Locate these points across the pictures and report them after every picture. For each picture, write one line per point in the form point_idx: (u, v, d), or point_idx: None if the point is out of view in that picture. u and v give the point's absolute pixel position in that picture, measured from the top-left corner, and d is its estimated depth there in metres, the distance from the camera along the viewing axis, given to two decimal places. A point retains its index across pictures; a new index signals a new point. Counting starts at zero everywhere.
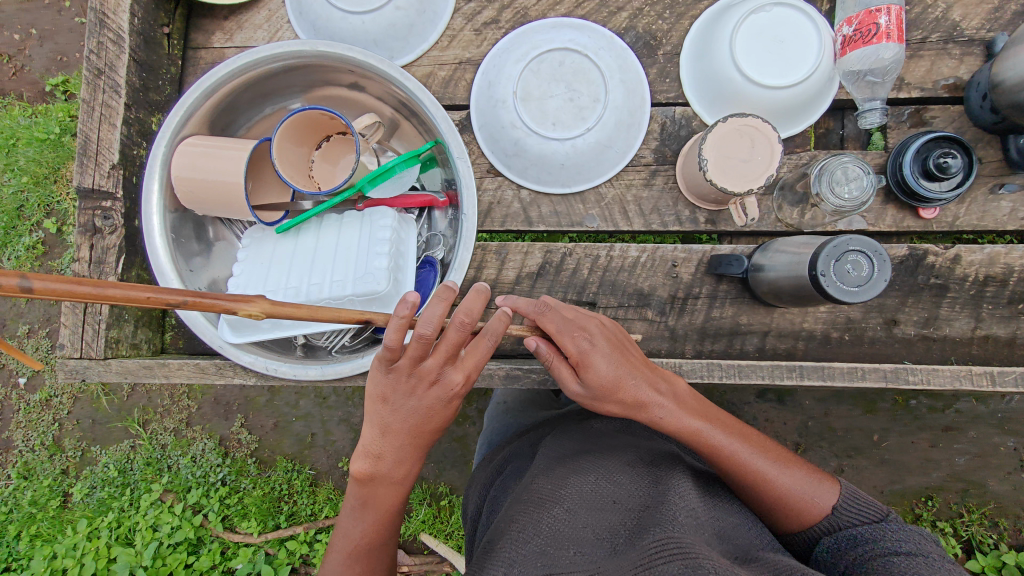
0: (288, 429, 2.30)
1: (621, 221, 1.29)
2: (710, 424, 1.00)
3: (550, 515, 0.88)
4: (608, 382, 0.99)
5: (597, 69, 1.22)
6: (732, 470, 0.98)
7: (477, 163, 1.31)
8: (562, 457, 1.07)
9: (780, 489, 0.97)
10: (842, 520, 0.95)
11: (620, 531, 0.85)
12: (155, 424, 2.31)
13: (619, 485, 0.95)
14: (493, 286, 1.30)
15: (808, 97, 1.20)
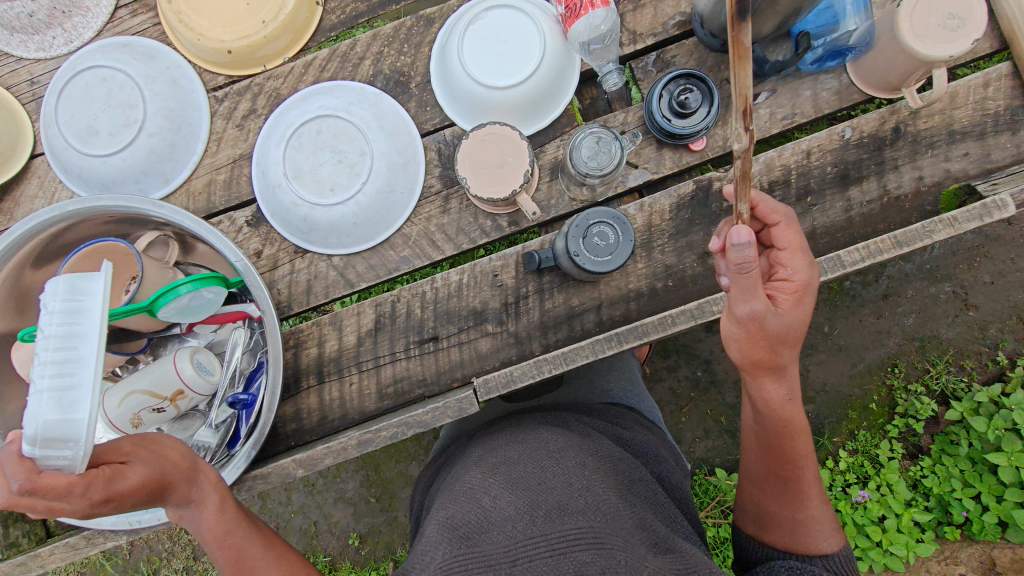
0: (289, 526, 2.38)
1: (433, 252, 1.32)
2: (807, 460, 1.18)
3: (479, 504, 0.97)
4: (759, 322, 1.03)
5: (353, 125, 1.25)
6: (789, 496, 1.17)
7: (283, 247, 1.32)
8: (498, 448, 1.15)
9: (800, 514, 1.15)
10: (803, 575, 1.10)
11: (540, 505, 0.93)
12: (165, 569, 2.29)
13: (551, 467, 1.03)
14: (338, 356, 1.33)
15: (552, 82, 1.25)
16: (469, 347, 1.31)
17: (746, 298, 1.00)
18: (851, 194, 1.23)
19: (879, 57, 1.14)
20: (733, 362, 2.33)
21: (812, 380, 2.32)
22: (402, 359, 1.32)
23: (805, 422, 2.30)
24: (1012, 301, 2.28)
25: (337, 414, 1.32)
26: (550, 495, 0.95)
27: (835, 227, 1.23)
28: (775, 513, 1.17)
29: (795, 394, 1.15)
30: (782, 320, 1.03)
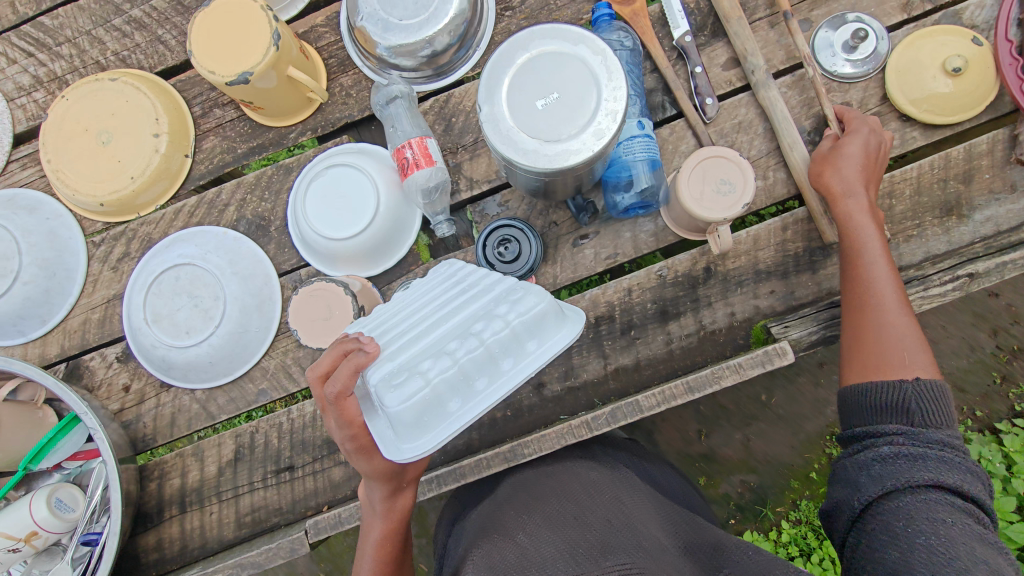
0: None
1: (289, 384, 1.39)
2: (879, 266, 1.11)
3: (515, 542, 0.85)
4: (835, 184, 1.17)
5: (208, 272, 1.35)
6: (862, 319, 1.09)
7: (149, 382, 1.41)
8: (530, 483, 1.07)
9: (885, 326, 1.06)
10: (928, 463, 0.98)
11: (581, 541, 0.84)
12: None
13: (586, 507, 0.95)
14: (200, 486, 1.38)
15: (391, 226, 1.35)
16: (323, 476, 1.36)
17: (835, 170, 1.17)
18: (671, 328, 1.31)
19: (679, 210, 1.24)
20: (674, 433, 2.32)
21: (754, 451, 2.30)
22: (260, 489, 1.37)
23: (749, 492, 2.29)
24: (943, 369, 2.31)
25: (196, 544, 1.37)
26: (589, 533, 0.86)
27: (658, 359, 1.31)
28: (866, 332, 1.08)
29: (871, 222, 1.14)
30: (839, 180, 1.16)
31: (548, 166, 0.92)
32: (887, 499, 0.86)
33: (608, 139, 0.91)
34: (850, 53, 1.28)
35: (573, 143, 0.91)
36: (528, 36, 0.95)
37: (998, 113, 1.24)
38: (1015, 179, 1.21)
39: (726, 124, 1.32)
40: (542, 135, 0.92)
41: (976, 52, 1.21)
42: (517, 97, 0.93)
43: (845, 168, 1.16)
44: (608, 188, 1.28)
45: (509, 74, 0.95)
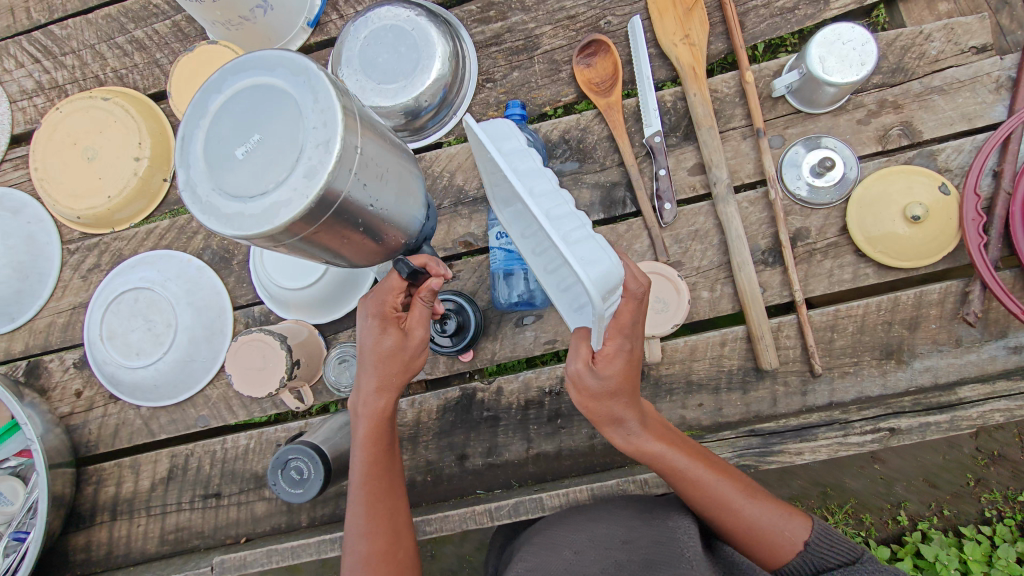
0: None
1: (227, 415, 1.44)
2: (668, 450, 1.00)
3: (561, 558, 0.91)
4: (599, 385, 0.94)
5: (164, 299, 1.41)
6: (697, 496, 0.99)
7: (100, 392, 1.48)
8: (583, 512, 1.09)
9: (718, 500, 0.98)
10: (814, 558, 0.96)
11: (627, 564, 0.86)
12: None
13: (631, 529, 0.96)
14: (132, 497, 1.46)
15: (342, 282, 1.39)
16: (246, 508, 1.42)
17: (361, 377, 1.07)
18: (597, 423, 1.32)
19: None
20: None
21: None
22: (186, 510, 1.44)
23: None
24: (924, 462, 2.10)
25: (121, 551, 1.44)
26: (634, 552, 0.89)
27: (579, 451, 1.33)
28: (710, 510, 0.99)
29: (644, 422, 0.99)
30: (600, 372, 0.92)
31: (251, 230, 0.72)
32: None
33: (323, 176, 0.71)
34: (815, 178, 1.26)
35: (281, 193, 0.72)
36: (219, 75, 0.78)
37: (956, 263, 1.22)
38: (960, 335, 1.19)
39: (683, 229, 1.32)
40: (239, 193, 0.73)
41: (940, 201, 1.19)
42: (214, 150, 0.75)
43: (614, 366, 0.93)
44: (499, 284, 1.37)
45: (203, 125, 0.77)
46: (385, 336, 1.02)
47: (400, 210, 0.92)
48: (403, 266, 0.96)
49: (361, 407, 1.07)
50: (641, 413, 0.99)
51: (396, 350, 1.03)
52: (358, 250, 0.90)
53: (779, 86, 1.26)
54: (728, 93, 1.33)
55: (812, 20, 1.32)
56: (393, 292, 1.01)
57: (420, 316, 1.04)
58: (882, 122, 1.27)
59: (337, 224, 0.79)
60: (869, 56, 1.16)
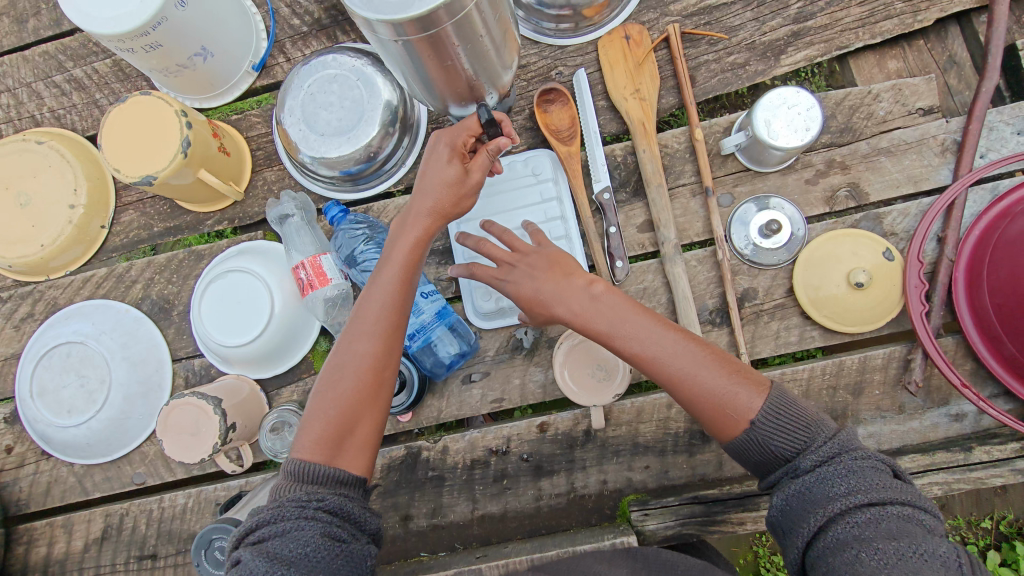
0: None
1: (165, 473, 1.40)
2: (615, 327, 0.97)
3: None
4: (527, 291, 1.03)
5: (97, 353, 1.36)
6: (650, 367, 0.95)
7: (32, 447, 1.43)
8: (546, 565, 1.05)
9: (671, 373, 0.93)
10: (765, 437, 0.87)
11: None
12: None
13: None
14: (64, 558, 1.40)
15: (284, 338, 1.35)
16: (183, 570, 1.37)
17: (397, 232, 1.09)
18: (544, 485, 1.30)
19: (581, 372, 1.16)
20: None
21: None
22: (120, 571, 1.38)
23: None
24: None
25: None
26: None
27: (525, 513, 1.30)
28: (665, 374, 0.94)
29: (581, 291, 1.00)
30: (512, 284, 1.04)
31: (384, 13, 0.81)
32: (825, 533, 0.76)
33: None
34: (762, 239, 1.25)
35: None
36: None
37: (900, 327, 1.21)
38: (903, 401, 1.18)
39: (632, 287, 1.31)
40: None
41: (883, 266, 1.19)
42: None
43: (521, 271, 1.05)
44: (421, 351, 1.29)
45: None
46: (445, 171, 1.08)
47: (491, 72, 1.07)
48: (485, 112, 1.08)
49: (387, 270, 1.05)
50: (578, 284, 1.01)
51: (456, 183, 1.08)
52: (452, 86, 1.04)
53: (728, 145, 1.24)
54: (678, 148, 1.32)
55: (762, 77, 1.32)
56: (469, 132, 1.09)
57: (483, 163, 1.09)
58: (830, 182, 1.26)
59: (439, 44, 0.89)
60: (815, 120, 1.15)
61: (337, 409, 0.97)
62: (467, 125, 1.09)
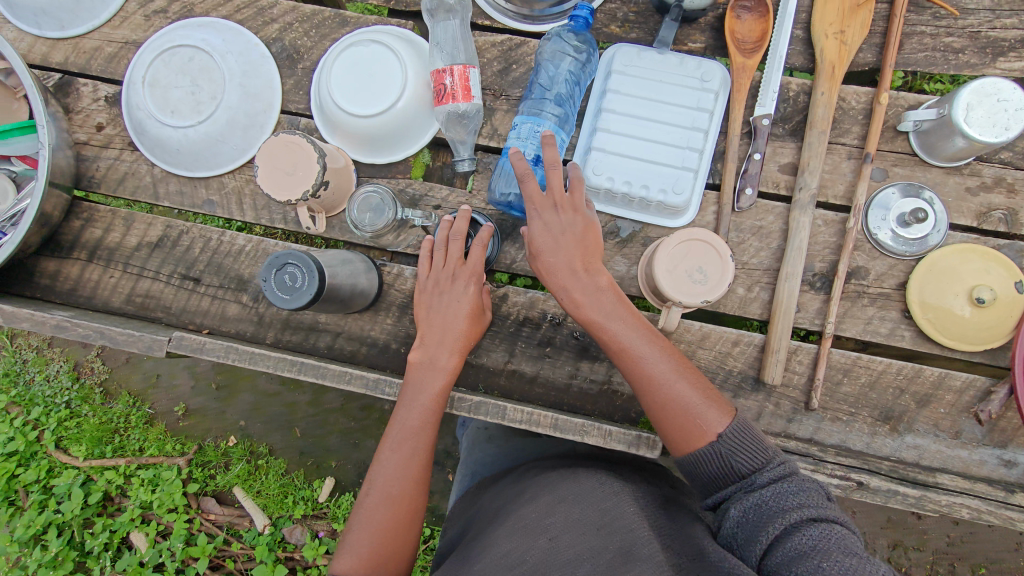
0: (139, 365, 2.60)
1: (235, 211, 1.41)
2: (614, 324, 1.05)
3: (537, 545, 0.95)
4: (542, 236, 1.08)
5: (218, 70, 1.34)
6: (629, 365, 1.03)
7: (121, 136, 1.43)
8: (553, 478, 1.10)
9: (649, 371, 1.01)
10: (728, 452, 0.95)
11: (603, 555, 0.90)
12: (22, 340, 2.60)
13: (611, 514, 0.97)
14: (114, 248, 1.43)
15: (398, 130, 1.33)
16: (219, 304, 1.41)
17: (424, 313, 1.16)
18: (582, 367, 1.31)
19: (676, 263, 1.12)
20: None
21: None
22: (161, 281, 1.42)
23: None
24: None
25: (85, 294, 1.42)
26: (611, 541, 0.93)
27: (553, 385, 1.31)
28: (640, 371, 1.02)
29: (591, 277, 1.08)
30: (537, 223, 1.08)
31: None
32: (782, 544, 0.81)
33: None
34: (900, 227, 1.20)
35: None
36: None
37: (992, 360, 1.20)
38: (962, 429, 1.17)
39: (748, 221, 1.27)
40: None
41: (1010, 295, 1.15)
42: None
43: (560, 219, 1.09)
44: (497, 175, 1.31)
45: None
46: (455, 291, 1.15)
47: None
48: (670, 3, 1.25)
49: (404, 410, 1.11)
50: (592, 270, 1.08)
51: (472, 300, 1.16)
52: None
53: (909, 120, 1.19)
54: (854, 107, 1.26)
55: (970, 71, 1.24)
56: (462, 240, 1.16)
57: (477, 251, 1.15)
58: (988, 200, 1.21)
59: None
60: (1018, 123, 1.08)
61: (372, 541, 1.01)
62: (452, 245, 1.16)
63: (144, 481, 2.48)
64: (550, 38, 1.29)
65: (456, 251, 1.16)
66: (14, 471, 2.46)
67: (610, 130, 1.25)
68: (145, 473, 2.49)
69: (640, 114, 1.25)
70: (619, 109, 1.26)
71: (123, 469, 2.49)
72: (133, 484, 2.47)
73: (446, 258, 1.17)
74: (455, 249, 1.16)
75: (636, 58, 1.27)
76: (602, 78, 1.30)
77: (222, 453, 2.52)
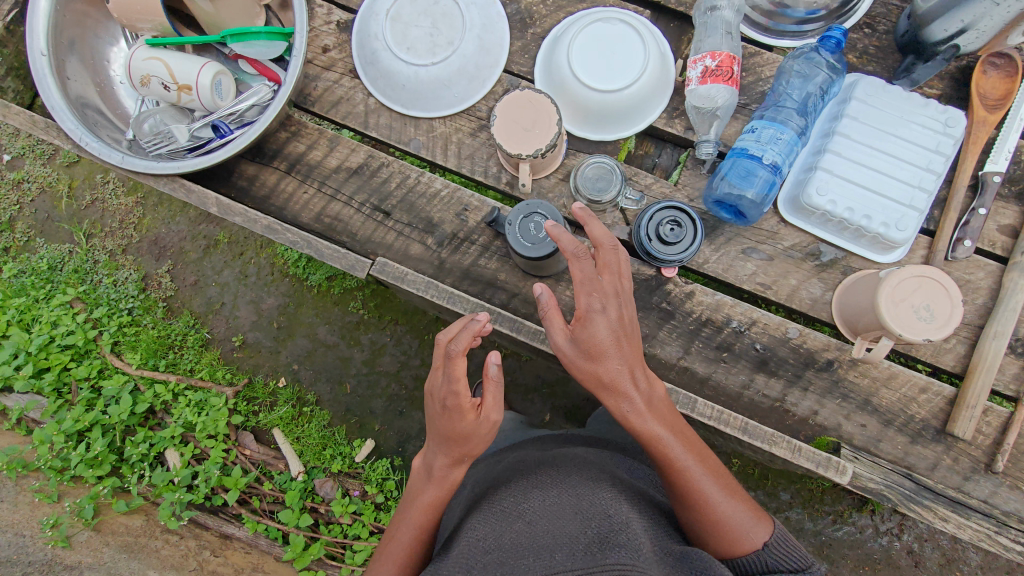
0: (202, 290, 2.72)
1: (438, 156, 1.44)
2: (673, 435, 1.04)
3: (513, 528, 1.03)
4: (602, 338, 1.01)
5: (460, 18, 1.36)
6: (681, 483, 1.04)
7: (344, 61, 1.46)
8: (539, 473, 1.20)
9: (702, 492, 1.03)
10: (773, 561, 0.99)
11: (581, 538, 0.97)
12: (96, 241, 2.75)
13: (589, 506, 1.06)
14: (314, 166, 1.46)
15: (621, 112, 1.33)
16: (403, 241, 1.43)
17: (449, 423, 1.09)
18: (757, 380, 1.30)
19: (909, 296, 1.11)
20: None
21: None
22: (352, 207, 1.45)
23: None
24: None
25: (277, 204, 1.46)
26: (588, 527, 0.99)
27: (724, 390, 1.31)
28: (689, 491, 1.04)
29: (639, 382, 1.04)
30: (601, 325, 1.01)
31: None
32: None
33: None
34: None
35: None
36: None
37: None
38: None
39: (958, 272, 1.26)
40: None
41: None
42: None
43: (616, 305, 1.03)
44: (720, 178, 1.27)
45: None
46: (458, 373, 1.05)
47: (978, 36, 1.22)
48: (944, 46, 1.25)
49: (403, 531, 1.16)
50: (635, 372, 1.04)
51: (458, 422, 1.08)
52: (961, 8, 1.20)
53: None
54: None
55: None
56: (473, 336, 1.05)
57: (461, 370, 1.05)
58: None
59: None
60: None
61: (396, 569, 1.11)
62: (455, 336, 1.06)
63: (189, 401, 2.50)
64: (798, 55, 1.32)
65: (456, 344, 1.04)
66: (67, 365, 2.50)
67: (840, 154, 1.24)
68: (191, 395, 2.52)
69: (875, 145, 1.25)
70: (854, 136, 1.25)
71: (172, 386, 2.52)
72: (178, 402, 2.49)
73: (446, 345, 1.06)
74: (466, 344, 1.04)
75: (878, 92, 1.27)
76: (835, 104, 1.31)
77: (270, 391, 2.59)
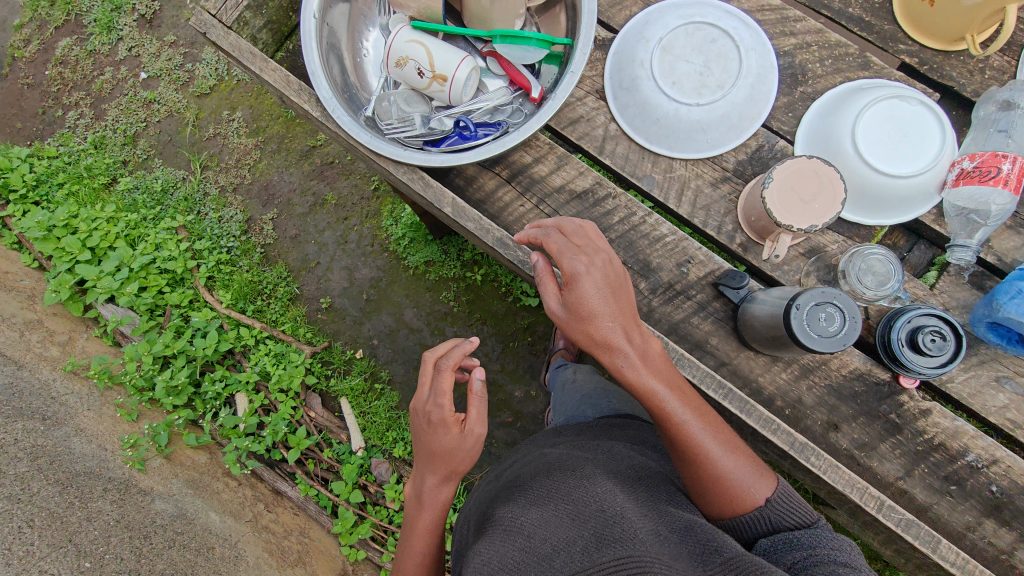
0: (301, 245, 2.67)
1: (670, 199, 1.35)
2: (669, 391, 1.00)
3: (515, 544, 0.87)
4: (586, 304, 1.03)
5: (738, 62, 1.27)
6: (686, 449, 0.98)
7: (593, 80, 1.40)
8: (535, 476, 1.05)
9: (700, 450, 0.97)
10: (776, 518, 0.93)
11: (577, 543, 0.82)
12: (210, 174, 2.74)
13: (580, 500, 0.91)
14: (537, 180, 1.40)
15: (893, 199, 1.22)
16: None
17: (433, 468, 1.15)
18: (984, 524, 1.17)
19: None
20: None
21: None
22: None
23: None
24: None
25: (492, 211, 1.41)
26: (586, 526, 0.85)
27: (944, 527, 1.18)
28: (686, 455, 0.98)
29: (630, 339, 1.02)
30: (579, 299, 1.03)
31: None
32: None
33: None
34: None
35: None
36: None
37: None
38: None
39: None
40: None
41: None
42: None
43: (606, 313, 1.02)
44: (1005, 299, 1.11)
45: None
46: (448, 388, 1.12)
47: None
48: None
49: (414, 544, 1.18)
50: (629, 334, 1.03)
51: (449, 447, 1.12)
52: None
53: None
54: None
55: None
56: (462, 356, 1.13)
57: (446, 386, 1.11)
58: None
59: None
60: None
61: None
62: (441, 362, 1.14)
63: (267, 350, 2.44)
64: None
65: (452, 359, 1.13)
66: (162, 288, 2.47)
67: None
68: (272, 344, 2.47)
69: None
70: None
71: (253, 331, 2.47)
72: (257, 349, 2.44)
73: (432, 370, 1.15)
74: (448, 375, 1.12)
75: None
76: None
77: (347, 360, 2.53)
